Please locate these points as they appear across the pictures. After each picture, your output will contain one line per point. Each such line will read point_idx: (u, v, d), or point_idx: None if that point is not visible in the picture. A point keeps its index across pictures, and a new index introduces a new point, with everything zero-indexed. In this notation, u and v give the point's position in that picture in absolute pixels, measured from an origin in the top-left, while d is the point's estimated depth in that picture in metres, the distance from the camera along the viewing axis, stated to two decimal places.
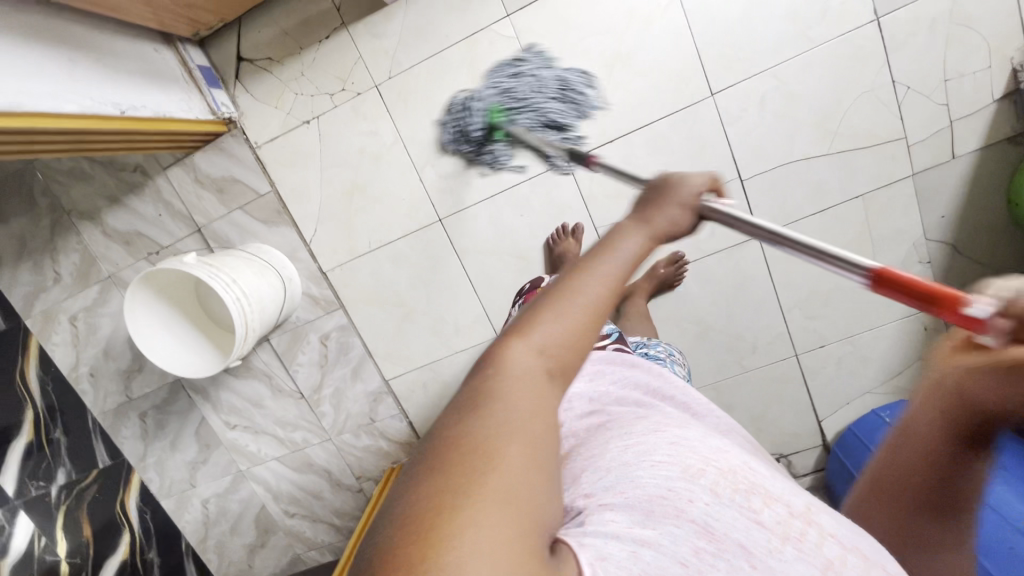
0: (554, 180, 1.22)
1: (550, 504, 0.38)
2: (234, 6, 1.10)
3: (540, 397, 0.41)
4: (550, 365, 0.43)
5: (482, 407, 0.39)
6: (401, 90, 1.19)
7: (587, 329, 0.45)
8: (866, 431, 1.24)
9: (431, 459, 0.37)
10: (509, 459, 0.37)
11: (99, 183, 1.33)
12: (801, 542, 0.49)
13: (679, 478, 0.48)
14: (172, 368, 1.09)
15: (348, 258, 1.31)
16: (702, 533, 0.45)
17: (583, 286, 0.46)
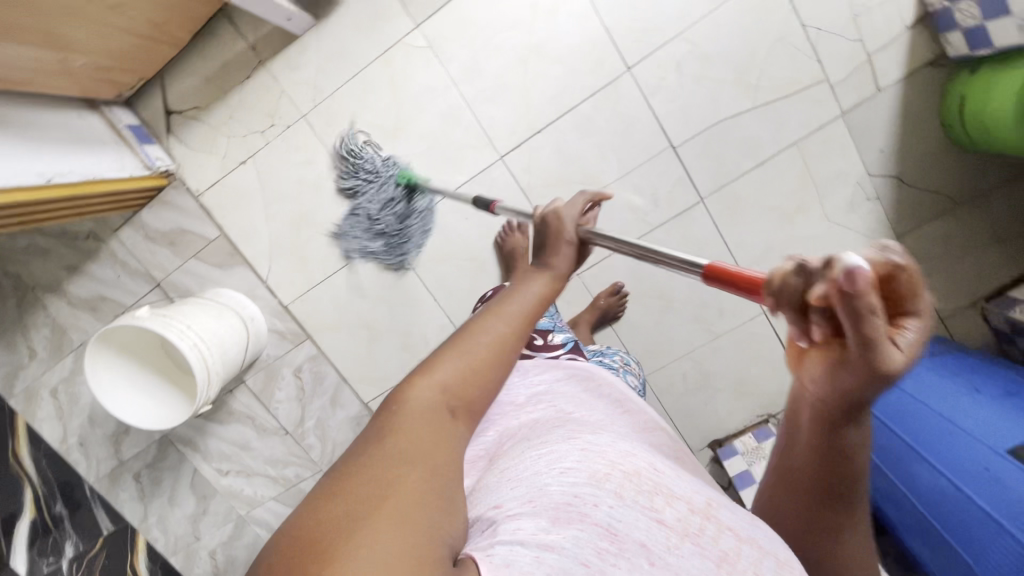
0: (492, 177, 1.22)
1: (445, 527, 0.42)
2: (151, 62, 1.11)
3: (434, 428, 0.47)
4: (448, 400, 0.49)
5: (381, 440, 0.45)
6: (328, 116, 1.21)
7: (486, 363, 0.51)
8: None
9: (335, 486, 0.42)
10: (400, 486, 0.41)
11: (56, 255, 1.35)
12: (700, 537, 0.50)
13: (585, 484, 0.49)
14: (140, 423, 1.11)
15: (306, 288, 1.33)
16: (605, 534, 0.46)
17: (486, 327, 0.54)
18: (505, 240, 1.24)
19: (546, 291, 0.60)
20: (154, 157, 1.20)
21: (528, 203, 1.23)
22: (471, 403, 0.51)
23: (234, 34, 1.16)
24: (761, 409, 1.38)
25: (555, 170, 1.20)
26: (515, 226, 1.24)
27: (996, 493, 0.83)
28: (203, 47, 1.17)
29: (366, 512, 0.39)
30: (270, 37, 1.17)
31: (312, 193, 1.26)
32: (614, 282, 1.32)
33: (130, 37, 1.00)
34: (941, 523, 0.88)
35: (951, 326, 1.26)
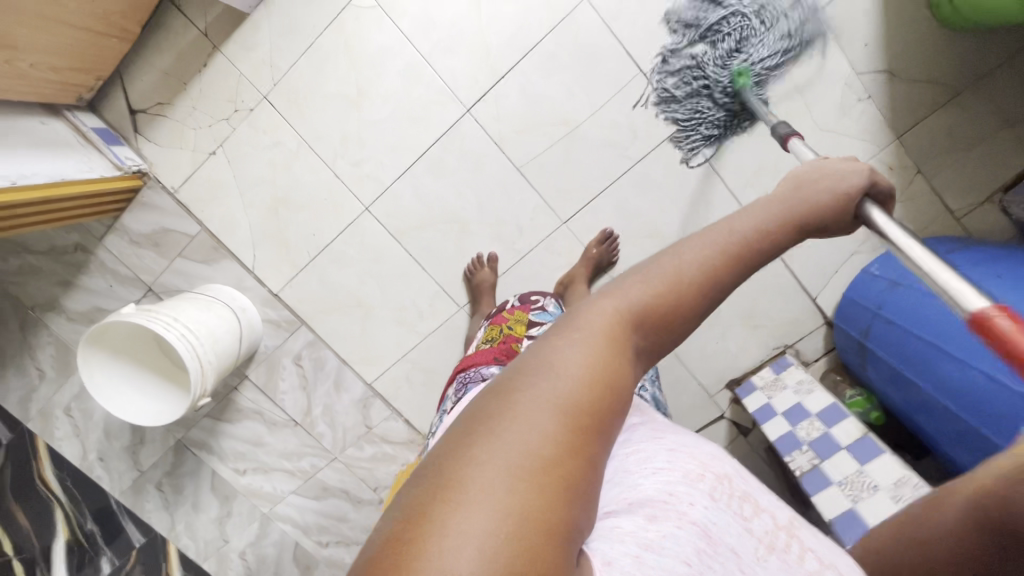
0: (461, 131, 1.18)
1: (589, 497, 0.34)
2: (106, 59, 1.12)
3: (605, 364, 0.37)
4: (627, 335, 0.40)
5: (537, 367, 0.37)
6: (289, 93, 1.19)
7: (678, 299, 0.42)
8: (862, 292, 1.12)
9: (484, 412, 0.34)
10: (561, 432, 0.33)
11: (49, 273, 1.36)
12: (787, 554, 0.46)
13: (678, 484, 0.45)
14: (144, 422, 1.12)
15: (293, 274, 1.31)
16: (702, 535, 0.41)
17: (708, 264, 0.42)
18: (474, 273, 1.25)
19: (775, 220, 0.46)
20: (124, 157, 1.20)
21: (502, 154, 1.19)
22: (648, 344, 0.41)
23: (185, 21, 1.16)
24: (776, 340, 1.30)
25: (526, 113, 1.16)
26: (485, 260, 1.26)
27: None
28: (155, 39, 1.17)
29: (510, 452, 0.32)
30: (221, 20, 1.16)
31: (285, 175, 1.24)
32: (603, 229, 1.22)
33: (82, 32, 1.00)
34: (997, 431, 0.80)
35: (969, 223, 1.17)
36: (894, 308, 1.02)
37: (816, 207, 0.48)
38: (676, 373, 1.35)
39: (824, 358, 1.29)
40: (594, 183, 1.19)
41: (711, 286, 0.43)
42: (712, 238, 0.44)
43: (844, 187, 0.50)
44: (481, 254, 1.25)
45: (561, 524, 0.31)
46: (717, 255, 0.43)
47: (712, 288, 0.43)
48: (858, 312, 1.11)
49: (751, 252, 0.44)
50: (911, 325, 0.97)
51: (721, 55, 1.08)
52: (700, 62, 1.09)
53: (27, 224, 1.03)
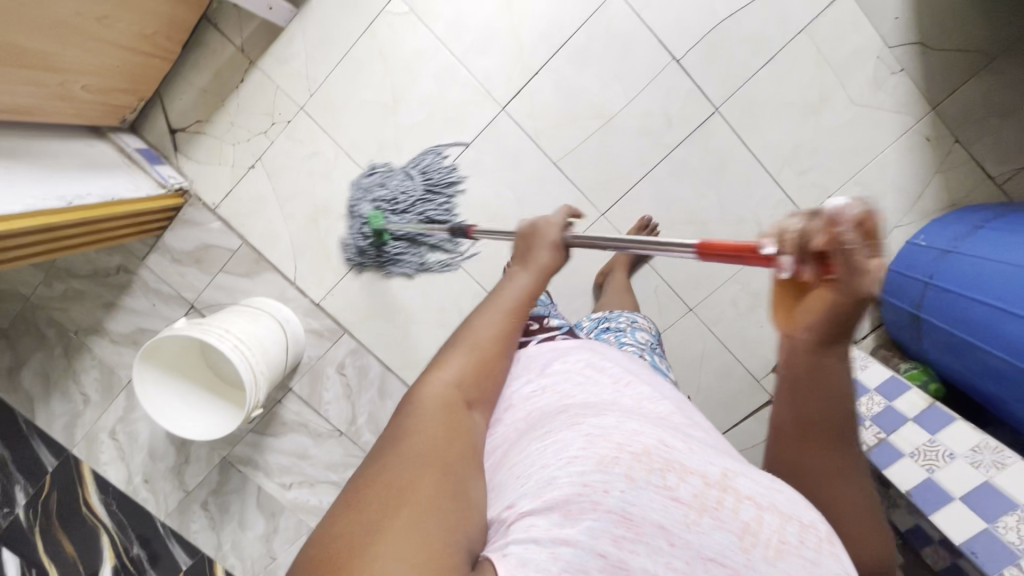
0: (497, 129, 1.19)
1: (469, 501, 0.46)
2: (149, 80, 1.14)
3: (446, 420, 0.51)
4: (458, 393, 0.54)
5: (396, 444, 0.48)
6: (326, 103, 1.21)
7: (483, 355, 0.57)
8: (911, 265, 1.13)
9: (353, 501, 0.44)
10: (422, 480, 0.44)
11: (93, 296, 1.37)
12: (720, 511, 0.47)
13: (593, 471, 0.46)
14: (200, 436, 1.13)
15: (335, 282, 1.32)
16: (620, 521, 0.44)
17: (494, 327, 0.59)
18: None
19: (531, 286, 0.64)
20: (166, 175, 1.22)
21: (539, 150, 1.20)
22: (474, 394, 0.55)
23: (222, 39, 1.18)
24: None
25: (562, 107, 1.17)
26: None
27: None
28: (194, 58, 1.19)
29: (393, 503, 0.43)
30: (257, 35, 1.18)
31: (324, 184, 1.26)
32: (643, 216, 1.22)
33: (129, 52, 1.02)
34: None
35: (1011, 189, 1.17)
36: (948, 278, 1.02)
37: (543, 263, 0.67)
38: (722, 359, 1.34)
39: (871, 336, 1.28)
40: (632, 173, 1.20)
41: (502, 340, 0.59)
42: (486, 312, 0.60)
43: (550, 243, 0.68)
44: None
45: (450, 523, 0.43)
46: (500, 318, 0.59)
47: (508, 334, 0.59)
48: (909, 285, 1.11)
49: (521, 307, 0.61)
50: (969, 291, 0.96)
51: (399, 185, 1.21)
52: (404, 196, 1.21)
53: (80, 244, 1.05)
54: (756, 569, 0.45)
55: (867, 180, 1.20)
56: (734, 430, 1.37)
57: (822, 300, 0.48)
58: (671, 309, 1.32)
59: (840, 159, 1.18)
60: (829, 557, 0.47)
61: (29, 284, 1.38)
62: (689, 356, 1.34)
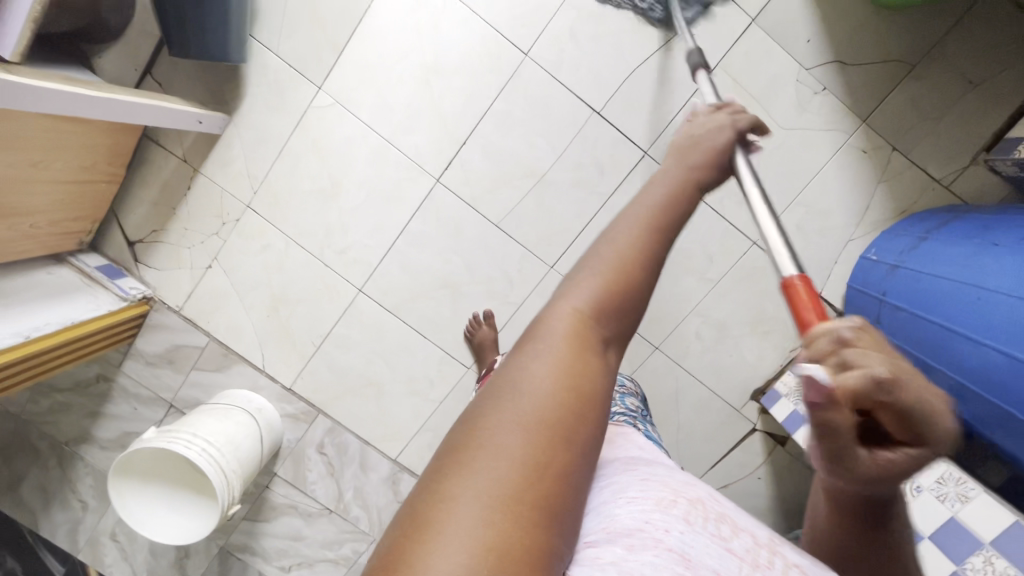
0: (435, 199, 1.21)
1: (575, 480, 0.36)
2: (99, 202, 1.19)
3: (569, 361, 0.39)
4: (590, 329, 0.41)
5: (519, 382, 0.38)
6: (270, 197, 1.25)
7: (630, 276, 0.42)
8: (865, 281, 1.10)
9: (452, 449, 0.36)
10: (531, 446, 0.35)
11: (78, 406, 1.42)
12: (770, 572, 0.46)
13: (653, 510, 0.45)
14: (180, 540, 1.15)
15: (303, 365, 1.34)
16: (680, 559, 0.41)
17: (639, 244, 0.43)
18: (474, 333, 1.25)
19: (683, 189, 0.48)
20: (128, 287, 1.27)
21: (478, 213, 1.22)
22: (615, 330, 0.42)
23: (164, 152, 1.23)
24: (790, 342, 1.27)
25: (493, 171, 1.19)
26: (482, 317, 1.26)
27: None
28: (141, 174, 1.24)
29: (480, 465, 0.34)
30: (196, 145, 1.23)
31: (280, 273, 1.29)
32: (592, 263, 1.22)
33: (72, 184, 1.08)
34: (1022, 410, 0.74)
35: (960, 189, 1.14)
36: (899, 293, 1.00)
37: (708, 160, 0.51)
38: (698, 393, 1.32)
39: None
40: (573, 224, 1.21)
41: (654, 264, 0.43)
42: (635, 218, 0.45)
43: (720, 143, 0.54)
44: (478, 312, 1.26)
45: (542, 504, 0.34)
46: (651, 234, 0.44)
47: (655, 255, 0.44)
48: (867, 302, 1.09)
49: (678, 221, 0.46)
50: (918, 309, 0.94)
51: None
52: None
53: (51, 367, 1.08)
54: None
55: (811, 199, 1.18)
56: (722, 463, 1.34)
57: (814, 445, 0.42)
58: (638, 350, 1.30)
59: (779, 183, 1.18)
60: None
61: (17, 403, 1.43)
62: (664, 394, 1.32)
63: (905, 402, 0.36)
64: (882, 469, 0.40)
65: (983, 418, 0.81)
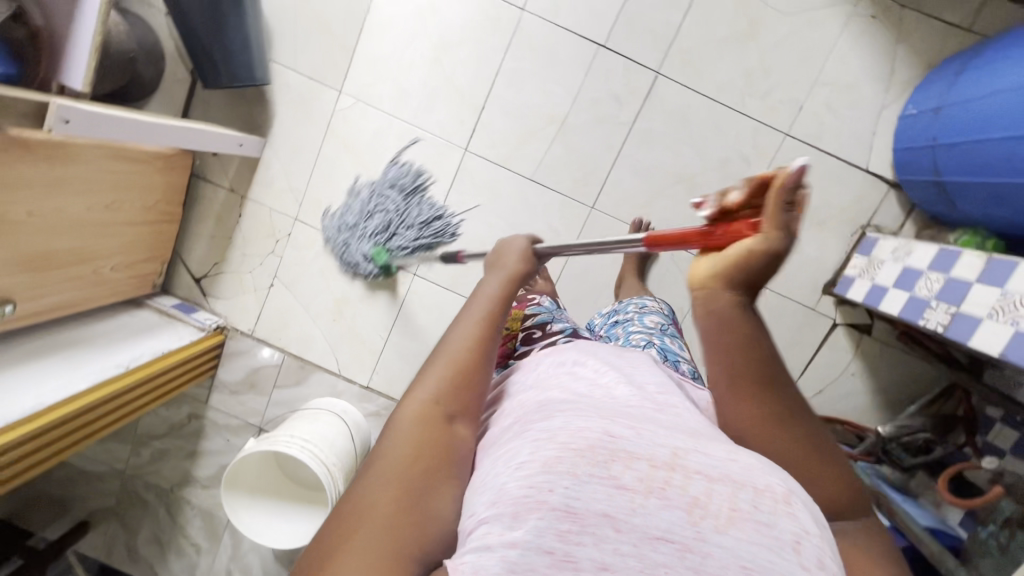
0: (467, 169, 1.26)
1: (436, 524, 0.45)
2: (164, 243, 1.28)
3: (420, 439, 0.50)
4: (436, 408, 0.52)
5: (374, 463, 0.49)
6: (314, 205, 1.32)
7: (457, 367, 0.54)
8: (911, 136, 1.10)
9: (324, 529, 0.45)
10: (380, 505, 0.45)
11: (176, 450, 1.48)
12: (667, 490, 0.41)
13: (539, 472, 0.42)
14: (301, 541, 1.17)
15: (376, 361, 1.37)
16: (564, 517, 0.40)
17: (468, 336, 0.56)
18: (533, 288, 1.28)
19: (506, 288, 0.62)
20: (202, 318, 1.34)
21: (511, 171, 1.25)
22: (455, 406, 0.53)
23: (213, 186, 1.32)
24: (849, 226, 1.25)
25: (516, 127, 1.23)
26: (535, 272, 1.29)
27: None
28: (196, 211, 1.33)
29: (354, 535, 0.43)
30: (239, 173, 1.31)
31: (337, 277, 1.35)
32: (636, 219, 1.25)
33: (140, 225, 1.17)
34: None
35: (981, 28, 1.13)
36: (950, 132, 0.99)
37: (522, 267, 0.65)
38: (767, 300, 1.29)
39: (909, 222, 1.21)
40: (603, 160, 1.24)
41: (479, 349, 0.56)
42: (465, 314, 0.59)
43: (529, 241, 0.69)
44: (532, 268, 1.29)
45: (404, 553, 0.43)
46: (474, 326, 0.57)
47: (480, 343, 0.56)
48: (918, 156, 1.08)
49: (498, 312, 0.59)
50: (975, 136, 0.93)
51: None
52: None
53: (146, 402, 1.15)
54: (710, 544, 0.39)
55: (832, 78, 1.18)
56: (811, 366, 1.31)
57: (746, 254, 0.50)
58: None
59: (795, 70, 1.18)
60: (787, 514, 0.41)
61: (121, 459, 1.50)
62: None
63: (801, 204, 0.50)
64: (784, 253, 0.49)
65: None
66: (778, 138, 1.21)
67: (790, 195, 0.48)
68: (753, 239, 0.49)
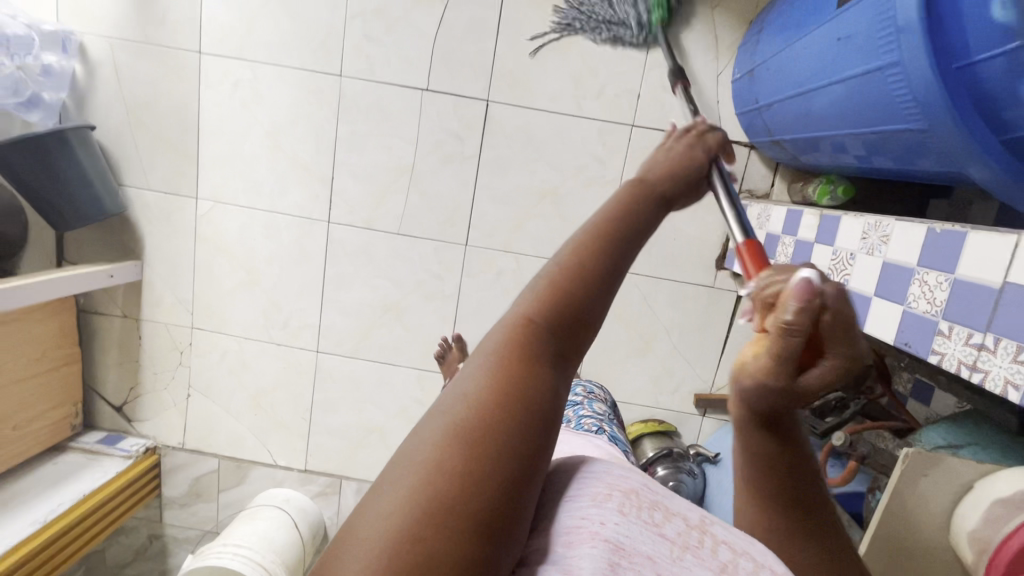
0: (336, 238, 1.26)
1: (508, 495, 0.32)
2: (71, 384, 1.30)
3: (505, 371, 0.36)
4: (535, 337, 0.38)
5: (450, 404, 0.35)
6: (206, 310, 1.33)
7: (570, 280, 0.41)
8: (742, 101, 1.07)
9: (386, 474, 0.33)
10: (446, 469, 0.31)
11: (148, 572, 1.50)
12: (700, 551, 0.39)
13: (587, 505, 0.40)
14: None
15: (306, 443, 1.38)
16: (617, 551, 0.36)
17: (576, 247, 0.42)
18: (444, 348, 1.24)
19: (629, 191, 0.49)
20: (129, 445, 1.36)
21: (378, 230, 1.26)
22: (560, 337, 0.39)
23: (106, 317, 1.34)
24: None
25: (370, 189, 1.23)
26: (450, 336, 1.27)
27: (849, 51, 0.69)
28: (98, 344, 1.36)
29: (404, 469, 0.32)
30: (126, 298, 1.33)
31: (247, 373, 1.36)
32: None
33: (32, 378, 1.19)
34: (880, 120, 0.68)
35: None
36: (765, 90, 0.95)
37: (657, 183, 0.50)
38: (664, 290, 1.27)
39: (777, 180, 1.19)
40: (462, 197, 1.23)
41: (590, 269, 0.41)
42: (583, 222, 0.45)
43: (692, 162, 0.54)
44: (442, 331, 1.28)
45: (458, 519, 0.30)
46: (592, 235, 0.44)
47: (597, 252, 0.42)
48: (753, 120, 1.05)
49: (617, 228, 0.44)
50: (781, 92, 0.89)
51: None
52: None
53: (90, 540, 1.18)
54: None
55: (660, 59, 1.16)
56: (728, 342, 1.30)
57: (752, 353, 0.39)
58: None
59: (621, 62, 1.16)
60: None
61: None
62: (635, 307, 1.30)
63: (847, 314, 0.36)
64: (821, 376, 0.37)
65: (871, 144, 0.74)
66: (626, 131, 1.19)
67: (806, 331, 0.35)
68: (755, 348, 0.38)
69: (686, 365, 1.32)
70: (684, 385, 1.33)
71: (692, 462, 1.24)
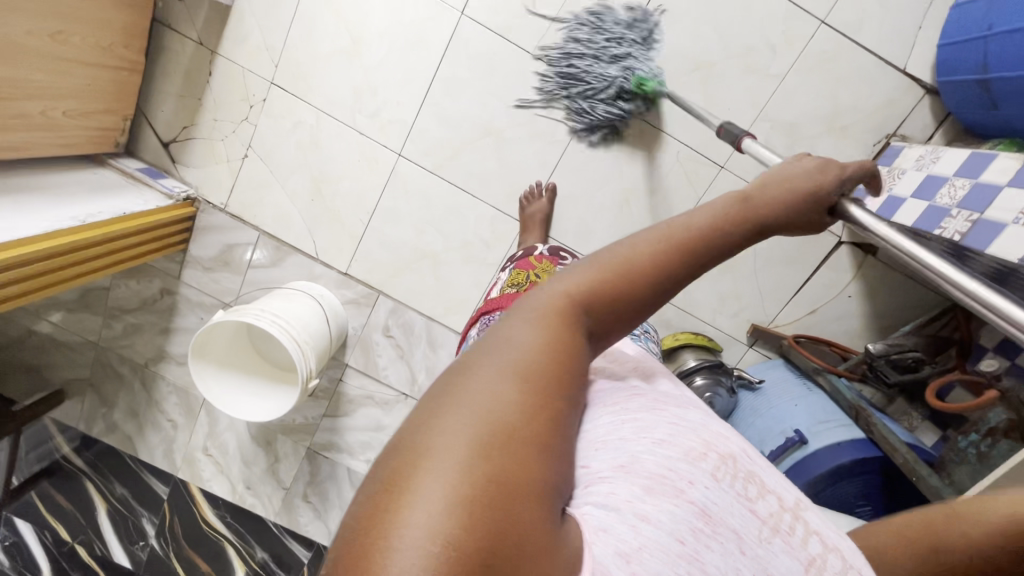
0: (463, 37, 1.14)
1: (559, 474, 0.33)
2: (125, 98, 1.17)
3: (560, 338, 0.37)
4: (581, 319, 0.39)
5: (502, 352, 0.36)
6: (293, 68, 1.19)
7: (626, 272, 0.42)
8: (961, 29, 0.98)
9: (431, 402, 0.33)
10: (508, 403, 0.32)
11: (149, 326, 1.44)
12: (791, 536, 0.40)
13: (680, 459, 0.37)
14: (252, 417, 1.16)
15: (355, 246, 1.31)
16: (700, 515, 0.35)
17: (644, 247, 0.43)
18: (529, 203, 1.20)
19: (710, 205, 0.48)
20: (171, 186, 1.27)
21: (510, 43, 1.14)
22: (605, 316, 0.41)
23: (179, 38, 1.19)
24: (875, 135, 1.14)
25: None
26: (543, 187, 1.21)
27: None
28: (162, 66, 1.21)
29: (457, 428, 0.30)
30: (208, 24, 1.18)
31: (315, 153, 1.24)
32: None
33: (97, 68, 1.06)
34: None
35: None
36: (1008, 16, 0.87)
37: (762, 208, 0.49)
38: None
39: (937, 134, 1.12)
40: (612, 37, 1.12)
41: (649, 272, 0.42)
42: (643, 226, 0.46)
43: (812, 178, 0.53)
44: (531, 185, 1.21)
45: (531, 496, 0.29)
46: (658, 237, 0.44)
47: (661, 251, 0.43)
48: (968, 50, 0.96)
49: (689, 245, 0.44)
50: None
51: None
52: None
53: (93, 268, 1.08)
54: None
55: None
56: (809, 284, 1.28)
57: None
58: (703, 171, 1.18)
59: None
60: None
61: (93, 331, 1.47)
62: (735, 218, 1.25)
63: None
64: None
65: None
66: (811, 26, 1.09)
67: None
68: None
69: (757, 293, 1.30)
70: (747, 312, 1.32)
71: (732, 380, 1.23)
